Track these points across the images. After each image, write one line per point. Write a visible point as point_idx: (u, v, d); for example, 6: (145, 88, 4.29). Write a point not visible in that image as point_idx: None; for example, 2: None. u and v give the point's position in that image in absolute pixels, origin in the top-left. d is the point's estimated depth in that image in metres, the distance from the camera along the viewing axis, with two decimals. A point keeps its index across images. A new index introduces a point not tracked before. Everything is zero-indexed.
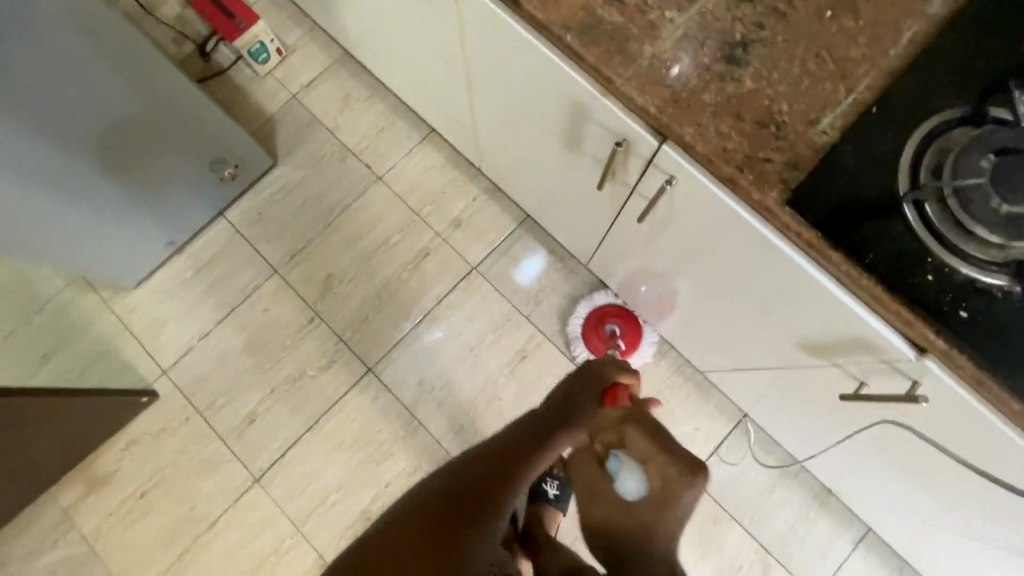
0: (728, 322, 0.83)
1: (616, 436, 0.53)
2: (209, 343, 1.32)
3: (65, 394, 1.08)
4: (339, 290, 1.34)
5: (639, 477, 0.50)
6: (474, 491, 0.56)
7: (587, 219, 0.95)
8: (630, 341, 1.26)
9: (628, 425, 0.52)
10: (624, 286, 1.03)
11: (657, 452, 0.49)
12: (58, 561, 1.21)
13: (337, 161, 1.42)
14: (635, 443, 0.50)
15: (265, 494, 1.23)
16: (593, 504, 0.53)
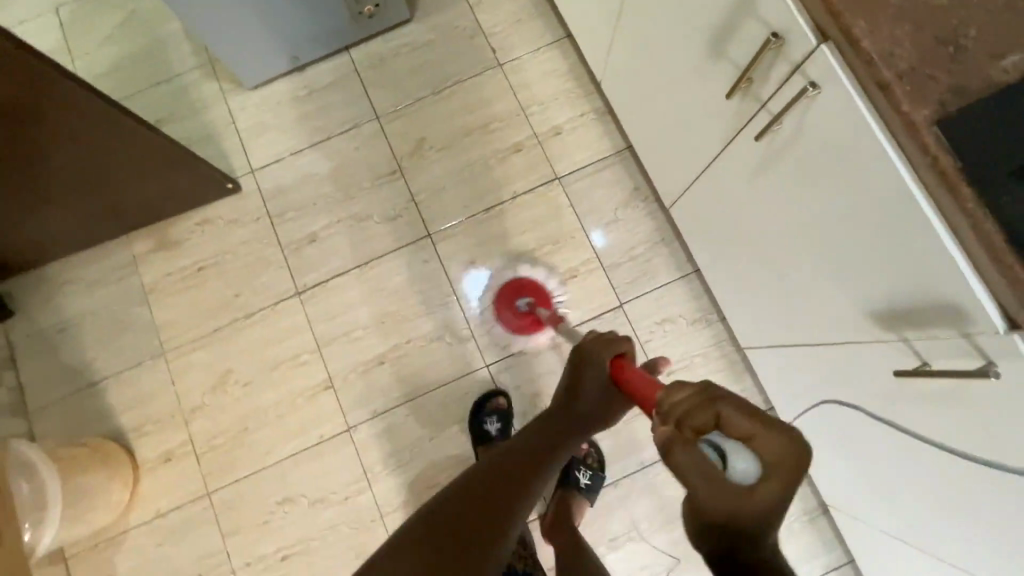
0: (802, 278, 0.81)
1: (706, 420, 0.47)
2: (298, 159, 1.39)
3: (176, 150, 1.17)
4: (428, 154, 1.38)
5: (752, 457, 0.42)
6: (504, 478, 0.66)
7: (696, 141, 0.93)
8: (545, 300, 1.28)
9: (716, 400, 0.47)
10: (705, 231, 1.02)
11: (755, 427, 0.44)
12: (114, 297, 1.34)
13: (467, 35, 1.44)
14: (734, 421, 0.46)
15: (302, 308, 1.32)
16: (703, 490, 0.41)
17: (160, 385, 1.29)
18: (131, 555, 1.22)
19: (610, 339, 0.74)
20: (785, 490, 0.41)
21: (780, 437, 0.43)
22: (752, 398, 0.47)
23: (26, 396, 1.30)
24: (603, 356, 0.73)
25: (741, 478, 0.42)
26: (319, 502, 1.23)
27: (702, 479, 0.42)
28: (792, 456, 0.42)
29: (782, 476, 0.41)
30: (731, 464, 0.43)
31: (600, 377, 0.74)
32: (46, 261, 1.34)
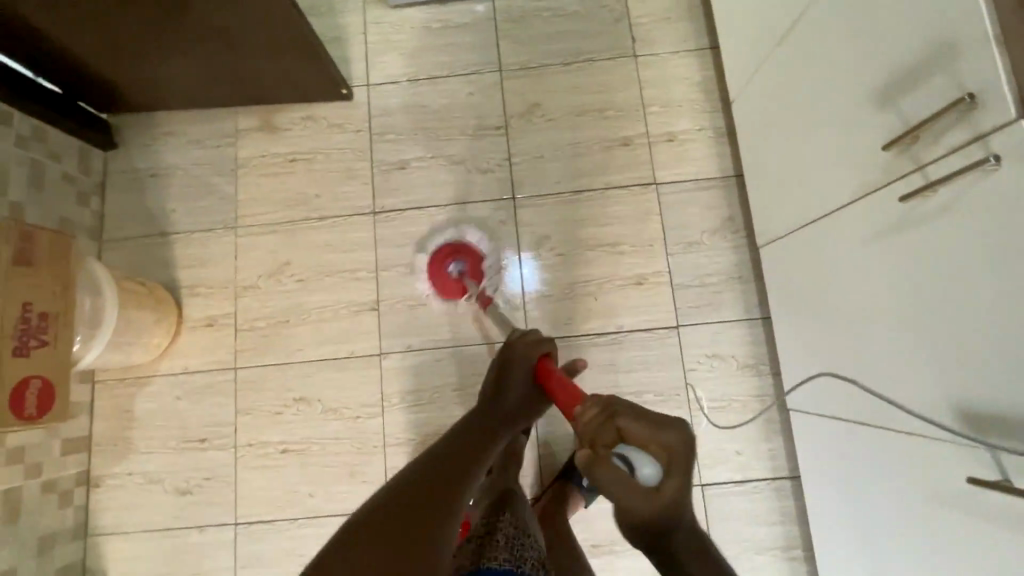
0: (891, 358, 0.80)
1: (612, 434, 0.68)
2: (413, 87, 1.41)
3: (312, 43, 1.21)
4: (536, 121, 1.37)
5: (655, 463, 0.61)
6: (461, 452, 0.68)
7: (825, 192, 0.89)
8: (473, 270, 1.28)
9: (620, 418, 0.68)
10: (799, 286, 1.01)
11: (648, 435, 0.64)
12: (208, 161, 1.40)
13: (612, 17, 1.41)
14: (632, 430, 0.66)
15: (372, 228, 1.34)
16: (626, 506, 0.58)
17: (223, 255, 1.34)
18: (151, 398, 1.28)
19: (534, 339, 0.97)
20: (680, 479, 0.60)
21: (667, 435, 0.63)
22: (640, 410, 0.68)
23: (105, 223, 1.37)
24: (530, 356, 0.94)
25: (646, 479, 0.60)
26: (332, 412, 1.26)
27: (620, 495, 0.58)
28: (679, 447, 0.62)
29: (673, 465, 0.61)
30: (639, 470, 0.61)
31: (523, 378, 0.93)
32: (159, 107, 1.40)
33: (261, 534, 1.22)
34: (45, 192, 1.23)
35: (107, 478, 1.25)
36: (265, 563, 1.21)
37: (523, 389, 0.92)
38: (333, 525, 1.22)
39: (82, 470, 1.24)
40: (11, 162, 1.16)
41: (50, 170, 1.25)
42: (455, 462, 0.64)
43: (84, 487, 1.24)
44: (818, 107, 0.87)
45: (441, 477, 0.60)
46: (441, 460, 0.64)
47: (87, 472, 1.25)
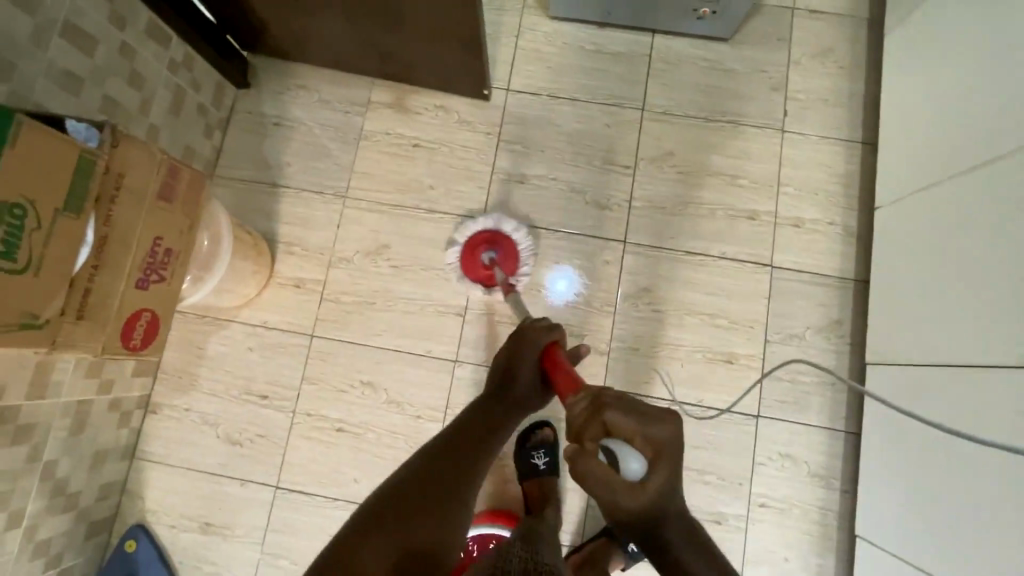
0: (990, 487, 0.87)
1: (599, 428, 0.66)
2: (551, 103, 1.38)
3: (478, 41, 1.19)
4: (665, 169, 1.34)
5: (641, 456, 0.62)
6: (461, 457, 0.73)
7: (964, 322, 0.95)
8: (508, 262, 1.26)
9: (608, 408, 0.65)
10: (900, 394, 1.07)
11: (635, 427, 0.63)
12: (334, 124, 1.39)
13: (769, 85, 1.37)
14: (619, 423, 0.64)
15: (478, 233, 1.33)
16: (608, 493, 0.59)
17: (327, 222, 1.34)
18: (225, 342, 1.29)
19: (546, 325, 0.93)
20: (667, 472, 0.59)
21: (654, 429, 0.62)
22: (628, 403, 0.65)
23: (221, 159, 1.38)
24: (536, 345, 0.91)
25: (627, 471, 0.61)
26: (394, 404, 1.26)
27: (603, 482, 0.59)
28: (667, 442, 0.61)
29: (660, 461, 0.60)
30: (622, 462, 0.62)
31: (530, 365, 0.91)
32: (302, 59, 1.39)
33: (299, 504, 1.23)
34: (180, 119, 1.23)
35: (166, 408, 1.27)
36: (297, 533, 1.22)
37: (529, 383, 0.91)
38: None
39: (145, 394, 1.26)
40: (160, 85, 1.16)
41: (188, 98, 1.25)
42: (440, 474, 0.68)
43: (141, 411, 1.26)
44: (992, 245, 0.91)
45: (441, 478, 0.67)
46: (447, 457, 0.72)
47: (148, 396, 1.27)
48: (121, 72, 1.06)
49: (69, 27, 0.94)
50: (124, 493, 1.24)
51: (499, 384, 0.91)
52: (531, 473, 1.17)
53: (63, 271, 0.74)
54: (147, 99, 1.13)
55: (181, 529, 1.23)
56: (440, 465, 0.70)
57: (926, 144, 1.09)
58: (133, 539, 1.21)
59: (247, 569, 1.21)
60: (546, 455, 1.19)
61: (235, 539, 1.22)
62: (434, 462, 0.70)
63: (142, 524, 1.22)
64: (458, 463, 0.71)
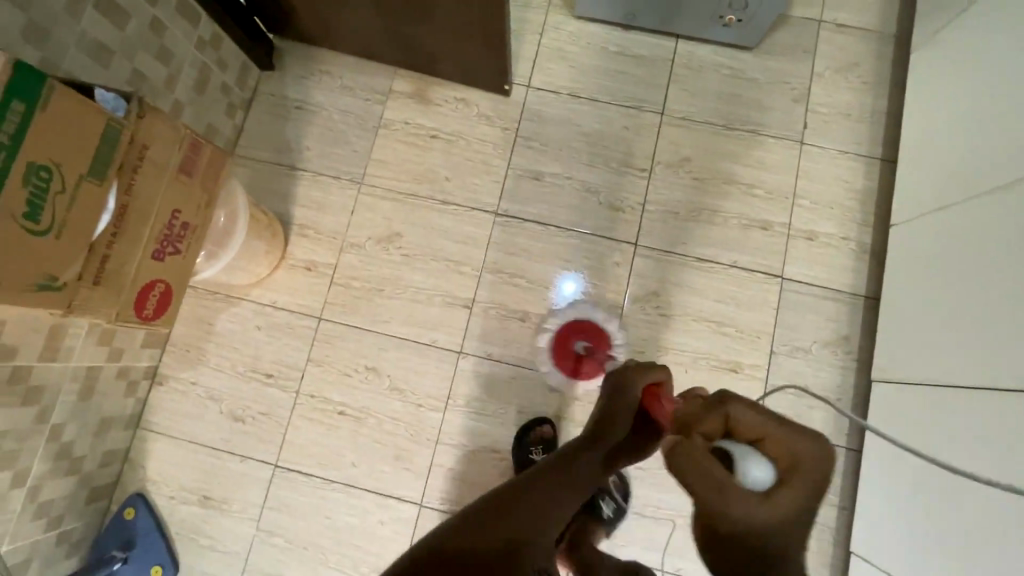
0: (991, 519, 0.85)
1: (718, 423, 0.57)
2: (571, 102, 1.38)
3: (501, 35, 1.19)
4: (681, 175, 1.34)
5: (768, 463, 0.53)
6: (520, 525, 0.51)
7: (972, 347, 0.94)
8: (598, 343, 1.25)
9: (731, 402, 0.57)
10: (905, 417, 1.06)
11: (765, 427, 0.55)
12: (354, 111, 1.40)
13: (790, 96, 1.36)
14: (743, 420, 0.56)
15: (490, 228, 1.33)
16: (723, 509, 0.51)
17: (342, 207, 1.35)
18: (234, 319, 1.31)
19: (643, 368, 0.68)
20: (795, 496, 0.52)
21: (790, 441, 0.53)
22: (756, 401, 0.57)
23: (241, 139, 1.39)
24: (637, 386, 0.67)
25: (756, 482, 0.52)
26: (397, 392, 1.27)
27: (715, 487, 0.51)
28: (805, 458, 0.53)
29: (794, 475, 0.53)
30: (748, 471, 0.53)
31: (633, 399, 0.67)
32: (327, 45, 1.41)
33: (297, 483, 1.24)
34: (204, 96, 1.25)
35: (172, 380, 1.29)
36: (293, 513, 1.23)
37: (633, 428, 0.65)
38: (366, 500, 1.23)
39: (152, 365, 1.27)
40: (186, 61, 1.17)
41: (213, 76, 1.26)
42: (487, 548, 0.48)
43: (147, 381, 1.27)
44: (1005, 270, 0.90)
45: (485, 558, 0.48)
46: (502, 523, 0.50)
47: (156, 367, 1.29)
48: (150, 46, 1.07)
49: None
50: (127, 461, 1.25)
51: (597, 419, 0.66)
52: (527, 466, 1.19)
53: (84, 237, 0.75)
54: (174, 75, 1.14)
55: (179, 500, 1.24)
56: (489, 532, 0.50)
57: (945, 164, 1.08)
58: (132, 507, 1.22)
59: (242, 544, 1.22)
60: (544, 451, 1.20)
61: (232, 514, 1.23)
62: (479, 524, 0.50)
63: (141, 492, 1.24)
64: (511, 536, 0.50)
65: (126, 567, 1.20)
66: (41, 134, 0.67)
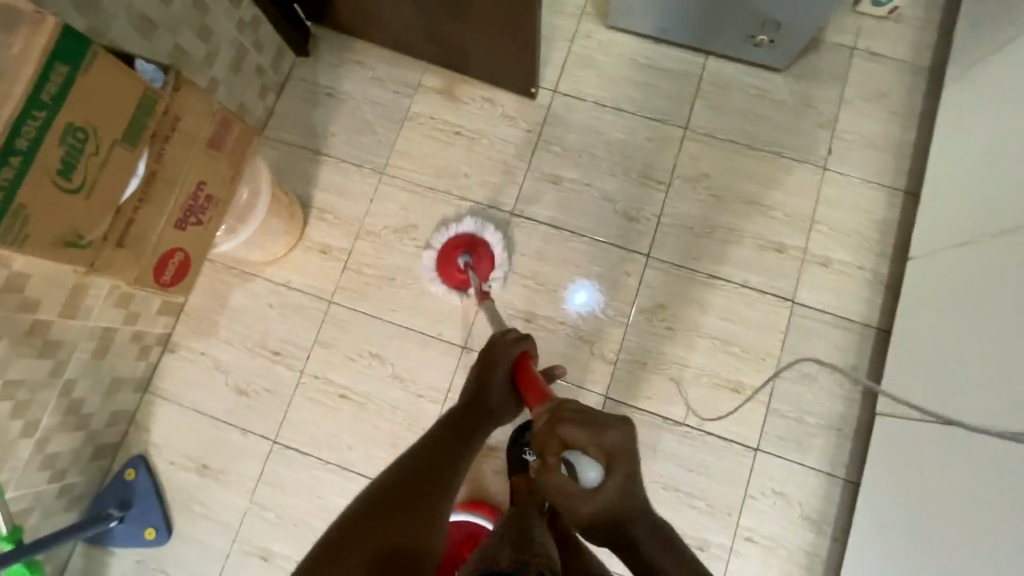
0: (977, 560, 0.84)
1: (556, 444, 0.64)
2: (596, 110, 1.39)
3: (533, 39, 1.21)
4: (699, 191, 1.34)
5: (597, 465, 0.62)
6: (433, 465, 0.71)
7: (986, 351, 0.93)
8: (481, 266, 1.28)
9: (564, 422, 0.64)
10: (920, 407, 1.05)
11: (591, 439, 0.62)
12: (382, 102, 1.43)
13: (816, 121, 1.36)
14: (575, 437, 0.63)
15: (504, 227, 1.35)
16: (568, 505, 0.63)
17: (361, 194, 1.38)
18: (248, 295, 1.34)
19: (515, 338, 0.90)
20: (622, 481, 0.63)
21: (609, 438, 0.62)
22: (581, 413, 0.64)
23: (271, 121, 1.43)
24: (508, 356, 0.88)
25: (590, 482, 0.63)
26: (398, 380, 1.28)
27: (561, 498, 0.62)
28: (622, 447, 0.63)
29: (617, 466, 0.63)
30: (583, 475, 0.63)
31: (501, 373, 0.87)
32: (361, 36, 1.44)
33: (293, 461, 1.26)
34: (239, 77, 1.29)
35: (184, 349, 1.32)
36: (287, 490, 1.25)
37: (502, 392, 0.87)
38: (359, 485, 1.24)
39: (165, 333, 1.31)
40: (225, 41, 1.20)
41: (250, 58, 1.30)
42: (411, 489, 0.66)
43: (159, 348, 1.31)
44: None
45: (416, 490, 0.66)
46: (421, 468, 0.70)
47: (169, 335, 1.32)
48: (192, 24, 1.11)
49: None
50: (132, 423, 1.29)
51: (473, 389, 0.87)
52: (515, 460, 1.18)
53: (112, 198, 0.78)
54: (212, 54, 1.18)
55: (179, 466, 1.27)
56: (407, 480, 0.67)
57: (970, 199, 1.06)
58: (133, 469, 1.25)
59: (235, 516, 1.24)
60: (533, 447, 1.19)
61: (227, 485, 1.26)
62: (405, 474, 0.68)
63: (143, 455, 1.27)
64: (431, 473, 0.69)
65: (122, 526, 1.23)
66: (82, 96, 0.69)
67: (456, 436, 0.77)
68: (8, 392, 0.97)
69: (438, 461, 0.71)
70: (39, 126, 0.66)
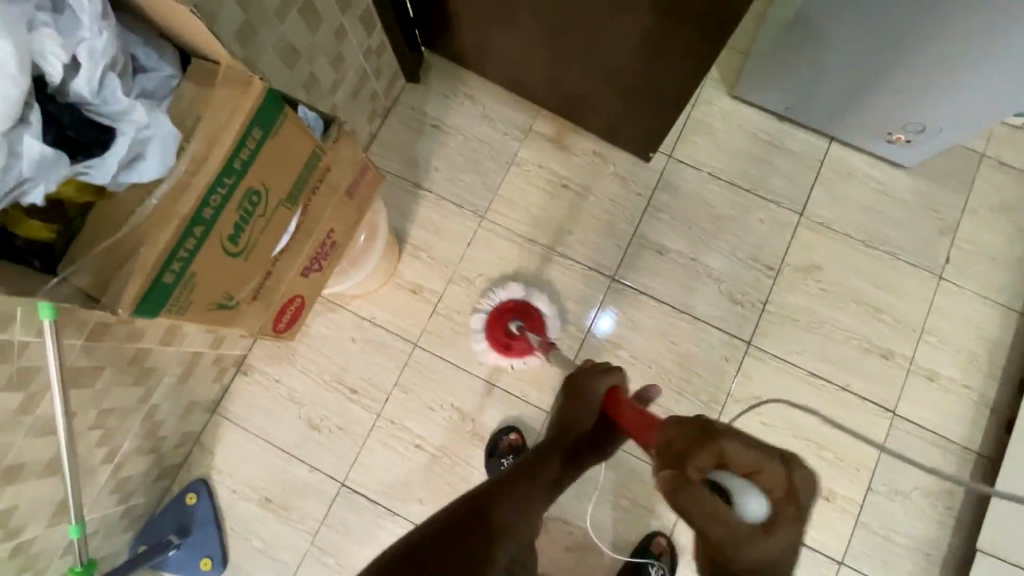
0: None
1: (710, 458, 0.55)
2: (710, 182, 1.34)
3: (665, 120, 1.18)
4: (809, 283, 1.29)
5: (762, 493, 0.53)
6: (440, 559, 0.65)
7: None
8: (536, 327, 1.22)
9: (723, 438, 0.55)
10: None
11: (758, 462, 0.54)
12: (490, 142, 1.38)
13: (937, 227, 1.31)
14: (735, 454, 0.54)
15: (601, 292, 1.30)
16: (721, 541, 0.53)
17: (458, 236, 1.33)
18: (331, 325, 1.29)
19: (597, 368, 0.77)
20: (792, 517, 0.53)
21: (782, 468, 0.54)
22: (744, 431, 0.56)
23: (372, 146, 1.37)
24: (597, 389, 0.76)
25: (751, 516, 0.53)
26: (478, 437, 1.24)
27: (716, 529, 0.52)
28: (795, 484, 0.54)
29: (782, 505, 0.54)
30: (744, 502, 0.53)
31: (591, 411, 0.76)
32: (477, 71, 1.38)
33: (361, 507, 1.22)
34: (355, 103, 1.23)
35: (257, 372, 1.27)
36: (351, 536, 1.21)
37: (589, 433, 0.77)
38: None
39: (242, 354, 1.26)
40: (351, 68, 1.15)
41: (368, 85, 1.25)
42: None
43: (234, 369, 1.26)
44: None
45: None
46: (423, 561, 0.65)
47: (244, 356, 1.27)
48: (329, 53, 1.06)
49: (307, 5, 0.94)
50: (197, 444, 1.24)
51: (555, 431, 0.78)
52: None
53: (264, 258, 0.73)
54: (338, 81, 1.13)
55: (241, 496, 1.23)
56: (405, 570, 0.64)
57: None
58: (194, 493, 1.21)
59: (295, 556, 1.20)
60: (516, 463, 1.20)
61: (290, 522, 1.22)
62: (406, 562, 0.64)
63: (205, 479, 1.23)
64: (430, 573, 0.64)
65: (178, 553, 1.19)
66: (266, 160, 0.65)
67: (512, 495, 0.72)
68: (101, 420, 0.93)
69: (489, 517, 0.70)
70: (225, 195, 0.61)
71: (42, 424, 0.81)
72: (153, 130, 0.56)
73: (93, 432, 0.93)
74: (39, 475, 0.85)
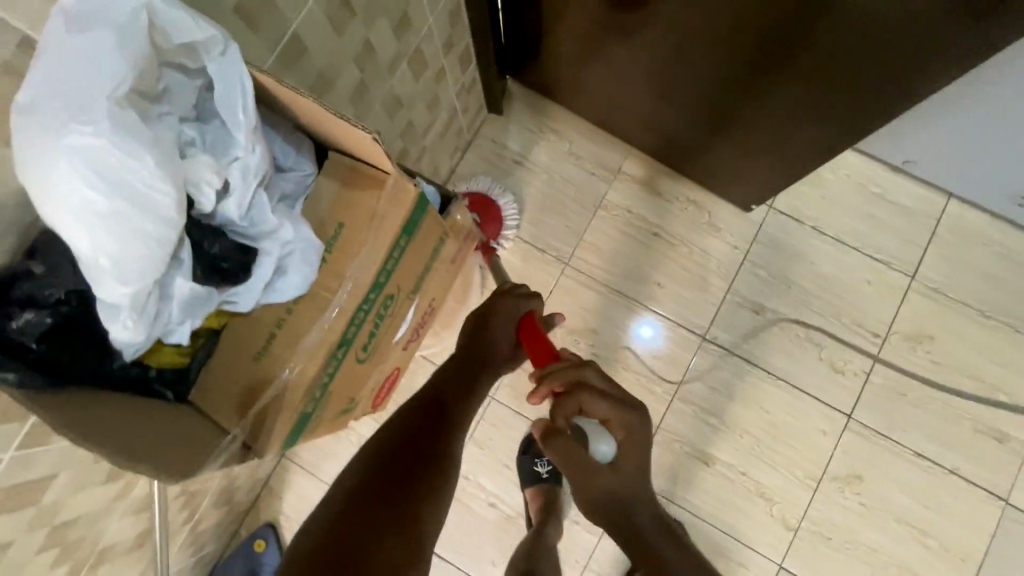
0: None
1: (574, 406, 0.69)
2: (814, 237, 1.24)
3: (781, 181, 1.09)
4: (919, 353, 1.19)
5: (610, 438, 0.68)
6: (399, 464, 0.63)
7: None
8: (490, 222, 1.21)
9: (584, 389, 0.69)
10: None
11: (611, 409, 0.68)
12: (575, 182, 1.29)
13: None
14: (595, 406, 0.68)
15: (691, 352, 1.22)
16: (582, 474, 0.66)
17: (540, 282, 1.26)
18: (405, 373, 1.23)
19: (527, 291, 0.81)
20: (632, 454, 0.68)
21: (629, 416, 0.68)
22: (607, 386, 0.70)
23: (451, 181, 1.30)
24: (512, 310, 0.79)
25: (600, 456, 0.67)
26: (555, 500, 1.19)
27: (577, 467, 0.66)
28: (640, 429, 0.68)
29: (630, 444, 0.68)
30: (597, 446, 0.67)
31: (505, 330, 0.79)
32: (566, 104, 1.29)
33: None
34: (442, 141, 1.15)
35: None
36: None
37: (505, 345, 0.79)
38: None
39: None
40: (444, 108, 1.07)
41: (455, 122, 1.17)
42: (360, 501, 0.58)
43: None
44: None
45: (366, 505, 0.58)
46: (372, 474, 0.61)
47: None
48: (427, 97, 0.97)
49: (416, 53, 0.85)
50: (265, 487, 1.21)
51: (469, 344, 0.78)
52: (531, 479, 1.16)
53: (387, 354, 0.70)
54: (431, 123, 1.05)
55: None
56: (362, 481, 0.60)
57: None
58: (262, 539, 1.18)
59: None
60: (549, 464, 1.18)
61: None
62: (364, 476, 0.61)
63: (272, 525, 1.20)
64: (393, 480, 0.61)
65: None
66: (405, 267, 0.61)
67: (450, 405, 0.71)
68: (186, 487, 0.89)
69: (433, 426, 0.68)
70: (367, 310, 0.58)
71: (136, 503, 0.77)
72: (295, 243, 0.53)
73: (177, 499, 0.89)
74: (129, 549, 0.82)
